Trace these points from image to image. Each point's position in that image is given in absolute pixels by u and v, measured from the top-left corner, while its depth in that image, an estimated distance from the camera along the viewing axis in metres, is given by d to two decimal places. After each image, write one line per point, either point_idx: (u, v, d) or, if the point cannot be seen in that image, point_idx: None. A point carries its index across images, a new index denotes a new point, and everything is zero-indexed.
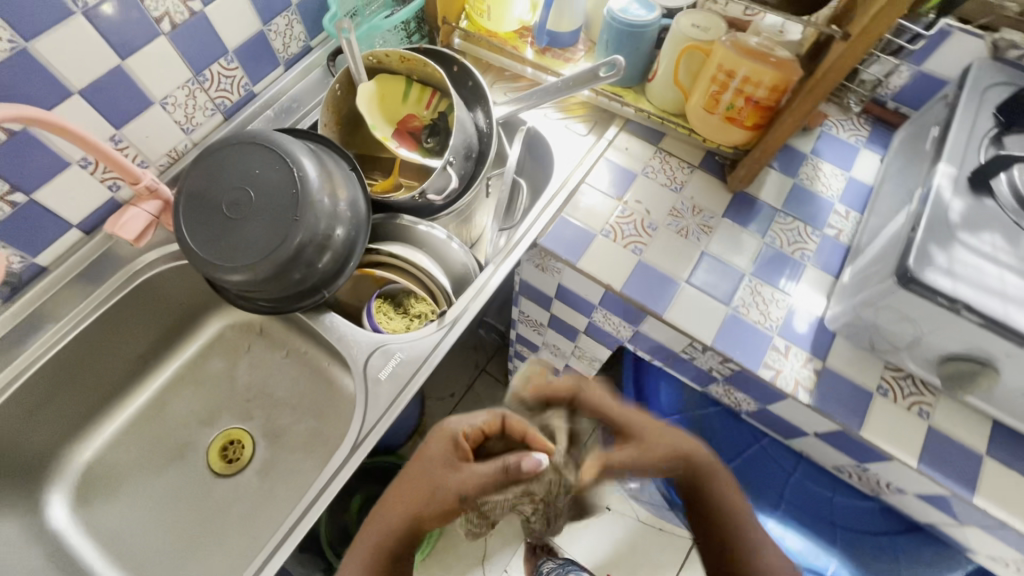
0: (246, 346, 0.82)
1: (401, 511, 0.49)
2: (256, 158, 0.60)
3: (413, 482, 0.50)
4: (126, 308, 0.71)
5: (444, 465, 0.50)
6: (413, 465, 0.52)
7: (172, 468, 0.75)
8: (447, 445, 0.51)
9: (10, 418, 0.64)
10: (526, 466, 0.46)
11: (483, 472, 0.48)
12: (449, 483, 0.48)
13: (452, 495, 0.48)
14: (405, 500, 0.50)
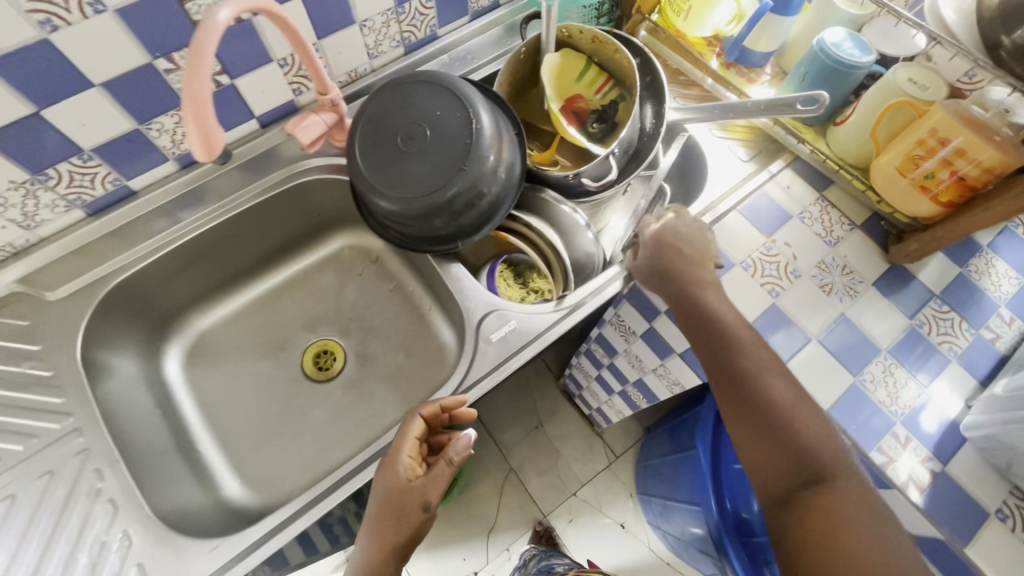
0: (359, 270, 0.86)
1: (384, 552, 0.56)
2: (439, 99, 0.62)
3: (384, 520, 0.56)
4: (274, 205, 0.75)
5: (396, 489, 0.56)
6: (375, 507, 0.57)
7: (269, 358, 0.80)
8: (391, 474, 0.57)
9: (157, 273, 0.70)
10: (462, 451, 0.56)
11: (433, 479, 0.56)
12: (410, 506, 0.55)
13: (417, 513, 0.55)
14: (381, 536, 0.56)
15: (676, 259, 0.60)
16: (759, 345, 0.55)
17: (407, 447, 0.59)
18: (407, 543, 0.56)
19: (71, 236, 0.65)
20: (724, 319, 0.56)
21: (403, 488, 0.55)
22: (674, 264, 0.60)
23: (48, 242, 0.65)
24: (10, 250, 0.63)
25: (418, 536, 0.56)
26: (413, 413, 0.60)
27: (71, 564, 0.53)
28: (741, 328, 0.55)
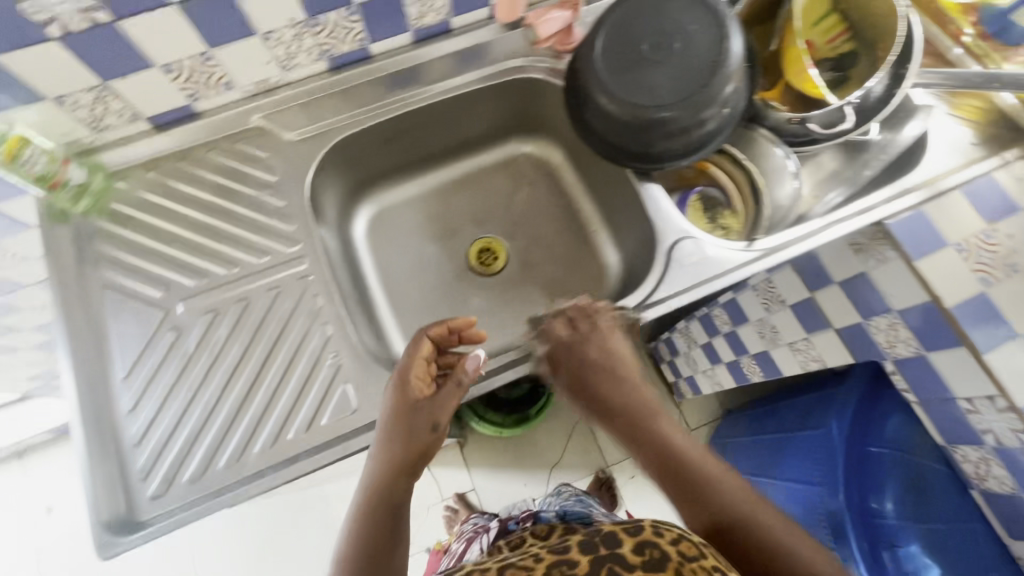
0: (531, 180, 0.88)
1: (391, 470, 0.54)
2: (693, 14, 0.61)
3: (392, 438, 0.54)
4: (481, 99, 0.78)
5: (403, 410, 0.55)
6: (382, 425, 0.56)
7: (439, 244, 0.85)
8: (399, 395, 0.56)
9: (369, 140, 0.75)
10: (472, 372, 0.57)
11: (444, 399, 0.56)
12: (416, 428, 0.54)
13: (425, 432, 0.55)
14: (385, 457, 0.54)
15: (598, 359, 0.60)
16: (688, 441, 0.56)
17: (415, 366, 0.57)
18: (416, 463, 0.55)
19: (311, 85, 0.70)
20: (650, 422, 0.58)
21: (410, 408, 0.55)
22: (598, 372, 0.60)
23: (291, 87, 0.70)
24: (262, 87, 0.69)
25: (427, 456, 0.55)
26: (418, 334, 0.58)
27: (289, 368, 0.60)
28: (672, 429, 0.57)
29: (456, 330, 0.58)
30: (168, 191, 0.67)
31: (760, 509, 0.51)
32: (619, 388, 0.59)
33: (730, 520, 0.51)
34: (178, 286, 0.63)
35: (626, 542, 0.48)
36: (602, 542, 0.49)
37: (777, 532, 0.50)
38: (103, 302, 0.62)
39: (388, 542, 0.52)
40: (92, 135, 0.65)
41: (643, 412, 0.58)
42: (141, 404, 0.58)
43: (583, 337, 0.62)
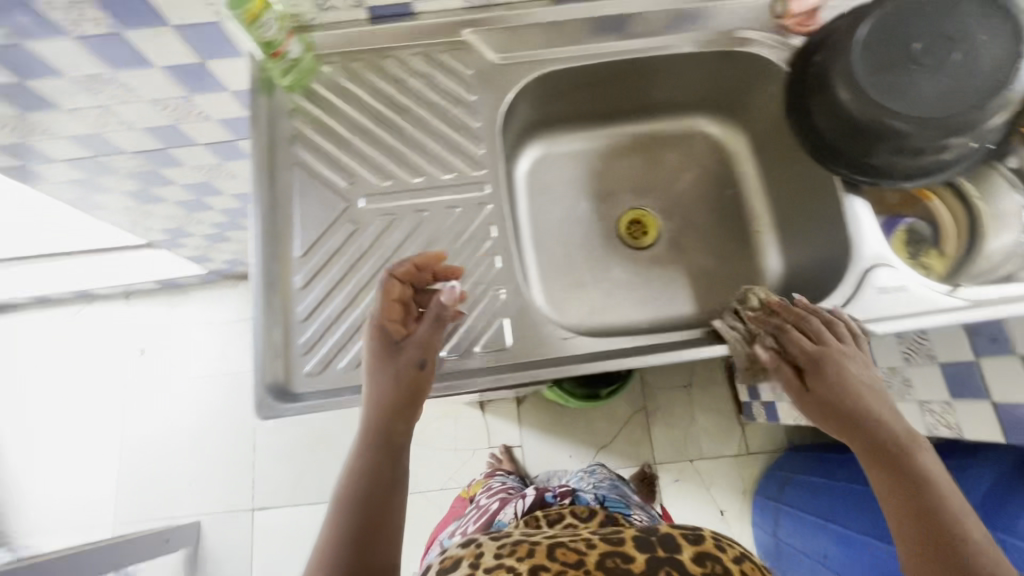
0: (704, 161, 0.83)
1: (384, 412, 0.53)
2: (979, 30, 0.57)
3: (378, 383, 0.53)
4: (689, 64, 0.73)
5: (384, 352, 0.54)
6: (365, 373, 0.55)
7: (593, 203, 0.82)
8: (373, 340, 0.55)
9: (566, 80, 0.72)
10: (449, 302, 0.56)
11: (421, 335, 0.55)
12: (399, 367, 0.53)
13: (411, 368, 0.54)
14: (376, 401, 0.53)
15: (820, 354, 0.54)
16: (900, 438, 0.50)
17: (382, 310, 0.55)
18: (410, 401, 0.54)
19: (527, 10, 0.68)
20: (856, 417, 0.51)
21: (389, 352, 0.54)
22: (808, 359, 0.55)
23: (509, 7, 0.68)
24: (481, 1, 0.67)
25: (418, 393, 0.54)
26: (384, 276, 0.56)
27: (454, 288, 0.61)
28: (889, 439, 0.50)
29: (425, 266, 0.57)
30: (367, 85, 0.67)
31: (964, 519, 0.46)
32: (857, 400, 0.51)
33: (927, 528, 0.46)
34: (364, 182, 0.64)
35: (686, 549, 0.50)
36: (659, 543, 0.51)
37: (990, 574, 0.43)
38: (292, 178, 0.63)
39: (390, 488, 0.51)
40: (314, 11, 0.64)
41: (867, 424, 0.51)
42: (312, 285, 0.60)
43: (794, 328, 0.58)
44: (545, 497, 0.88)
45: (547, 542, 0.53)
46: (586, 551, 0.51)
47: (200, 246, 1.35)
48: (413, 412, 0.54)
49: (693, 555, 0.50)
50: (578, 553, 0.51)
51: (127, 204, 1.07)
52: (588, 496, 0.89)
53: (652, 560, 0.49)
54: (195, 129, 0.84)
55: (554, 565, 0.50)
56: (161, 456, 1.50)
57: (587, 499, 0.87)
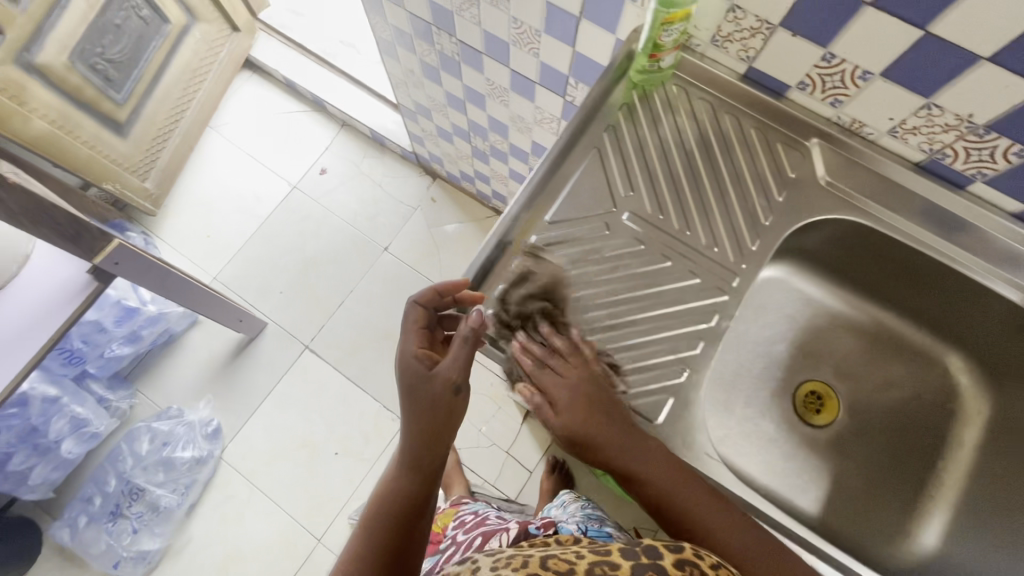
0: (925, 395, 0.76)
1: (419, 432, 0.57)
2: None
3: (417, 408, 0.58)
4: (994, 306, 0.66)
5: (418, 377, 0.58)
6: (404, 396, 0.59)
7: (792, 350, 0.78)
8: (407, 365, 0.60)
9: (868, 239, 0.68)
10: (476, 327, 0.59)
11: (448, 359, 0.59)
12: (435, 390, 0.58)
13: (445, 393, 0.58)
14: (414, 426, 0.57)
15: (584, 394, 0.57)
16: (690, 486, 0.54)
17: (413, 339, 0.61)
18: (442, 426, 0.58)
19: (881, 158, 0.65)
20: (642, 472, 0.54)
21: (422, 377, 0.58)
22: (594, 430, 0.56)
23: (869, 146, 0.65)
24: (850, 125, 0.65)
25: (450, 417, 0.58)
26: (411, 308, 0.62)
27: (650, 340, 0.61)
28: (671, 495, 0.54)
29: (449, 292, 0.62)
30: (696, 125, 0.68)
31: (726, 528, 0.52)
32: (633, 451, 0.55)
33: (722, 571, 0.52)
34: (638, 201, 0.65)
35: (669, 555, 0.42)
36: (643, 553, 0.43)
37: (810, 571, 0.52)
38: (585, 157, 0.66)
39: (421, 511, 0.56)
40: (706, 42, 0.65)
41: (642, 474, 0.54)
42: (540, 251, 0.63)
43: (570, 380, 0.58)
44: (531, 527, 0.77)
45: (538, 553, 0.45)
46: (576, 559, 0.43)
47: (426, 132, 1.46)
48: (445, 434, 0.59)
49: (672, 560, 0.42)
50: (568, 563, 0.43)
51: (412, 69, 1.18)
52: (571, 526, 0.82)
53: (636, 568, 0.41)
54: (519, 56, 0.91)
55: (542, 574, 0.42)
56: (280, 256, 1.67)
57: (569, 530, 0.79)
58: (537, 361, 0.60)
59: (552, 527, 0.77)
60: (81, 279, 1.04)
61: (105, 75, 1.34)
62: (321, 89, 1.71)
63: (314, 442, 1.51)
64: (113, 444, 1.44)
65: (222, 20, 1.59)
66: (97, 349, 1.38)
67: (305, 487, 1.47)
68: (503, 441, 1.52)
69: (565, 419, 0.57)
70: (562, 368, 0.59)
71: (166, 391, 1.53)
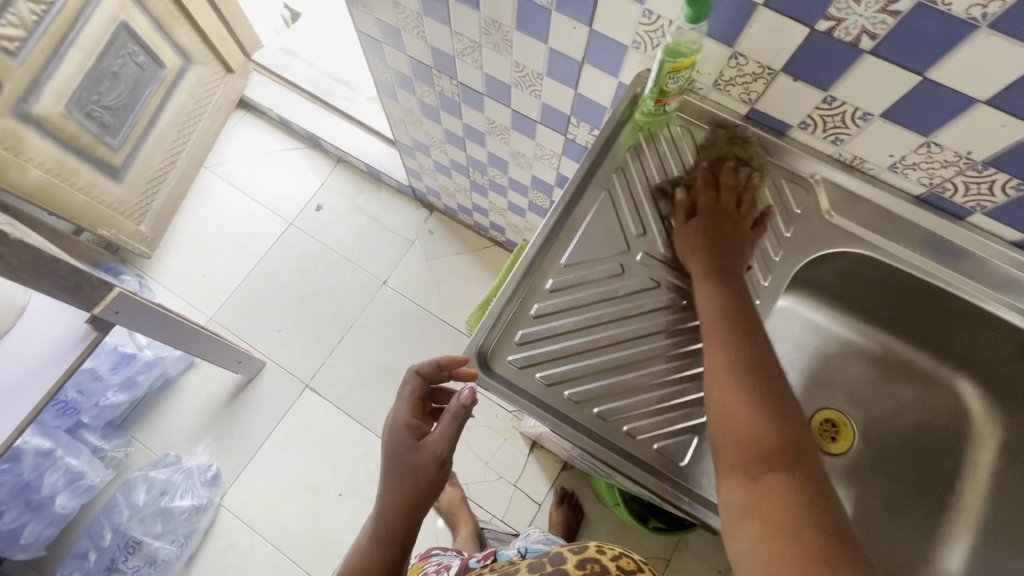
0: (938, 419, 0.77)
1: (399, 503, 0.59)
2: None
3: (397, 478, 0.60)
4: (1001, 333, 0.68)
5: (404, 450, 0.60)
6: (386, 463, 0.61)
7: (806, 380, 0.78)
8: (396, 434, 0.61)
9: (874, 271, 0.70)
10: (467, 403, 0.59)
11: (436, 435, 0.60)
12: (420, 464, 0.59)
13: (429, 468, 0.59)
14: (392, 495, 0.59)
15: (710, 224, 0.63)
16: (744, 337, 0.55)
17: (404, 407, 0.63)
18: (421, 499, 0.60)
19: (883, 192, 0.67)
20: (715, 295, 0.59)
21: (410, 448, 0.60)
22: (701, 247, 0.62)
23: (870, 181, 0.67)
24: (851, 162, 0.67)
25: (431, 492, 0.59)
26: (409, 374, 0.63)
27: (672, 380, 0.61)
28: (719, 327, 0.57)
29: (446, 366, 0.62)
30: (703, 165, 0.70)
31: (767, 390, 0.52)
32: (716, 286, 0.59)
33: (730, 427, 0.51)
34: (652, 241, 0.66)
35: (569, 558, 0.54)
36: (548, 562, 0.55)
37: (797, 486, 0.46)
38: (596, 199, 0.68)
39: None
40: (708, 85, 0.67)
41: (720, 310, 0.58)
42: (558, 294, 0.64)
43: (710, 213, 0.64)
44: (471, 562, 0.78)
45: None
46: None
47: (424, 167, 1.48)
48: (424, 506, 0.60)
49: (575, 562, 0.54)
50: None
51: (412, 108, 1.20)
52: (511, 551, 0.75)
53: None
54: (521, 97, 0.93)
55: None
56: (277, 293, 1.66)
57: (507, 556, 0.73)
58: (701, 181, 0.66)
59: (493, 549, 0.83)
60: (80, 329, 1.00)
61: (101, 121, 1.34)
62: (315, 126, 1.73)
63: (316, 483, 1.48)
64: (108, 496, 1.39)
65: (217, 62, 1.60)
66: (92, 399, 1.35)
67: (309, 531, 1.43)
68: (510, 474, 1.49)
69: (684, 225, 0.64)
70: (713, 196, 0.65)
71: (162, 438, 1.49)
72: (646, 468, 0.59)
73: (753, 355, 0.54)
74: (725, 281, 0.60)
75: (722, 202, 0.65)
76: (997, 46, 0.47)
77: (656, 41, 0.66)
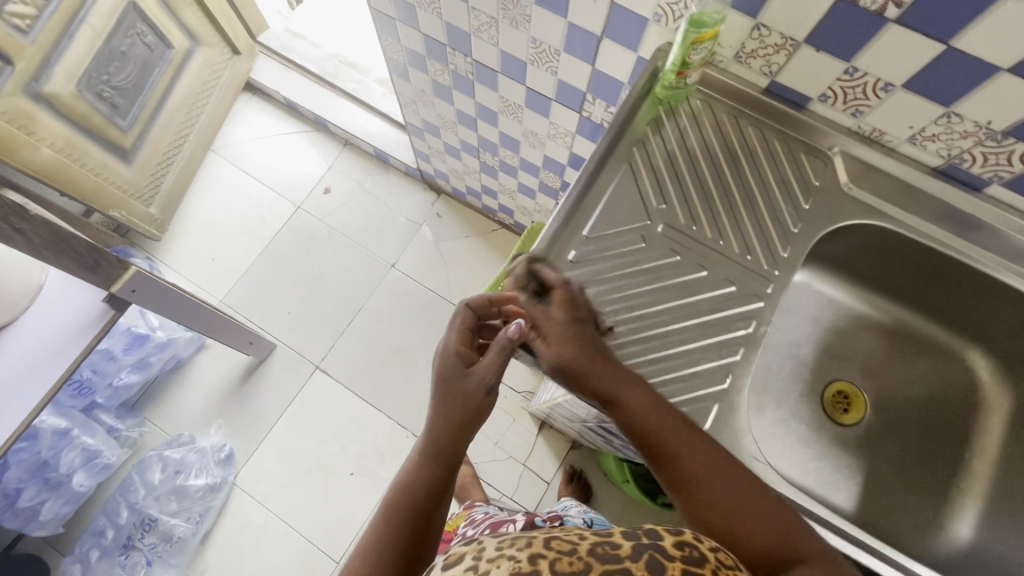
0: (950, 390, 0.78)
1: (447, 425, 0.60)
2: None
3: (447, 400, 0.61)
4: (1012, 302, 0.69)
5: (454, 374, 0.62)
6: (437, 386, 0.63)
7: (820, 352, 0.80)
8: (446, 359, 0.63)
9: (890, 243, 0.71)
10: (515, 336, 0.60)
11: (484, 363, 0.61)
12: (467, 388, 0.60)
13: (477, 394, 0.60)
14: (439, 416, 0.61)
15: (584, 336, 0.58)
16: (679, 434, 0.54)
17: (455, 336, 0.65)
18: (467, 423, 0.60)
19: (901, 163, 0.68)
20: (642, 439, 0.55)
21: (459, 375, 0.62)
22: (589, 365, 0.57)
23: (888, 153, 0.68)
24: (869, 134, 0.68)
25: (478, 417, 0.61)
26: (462, 307, 0.67)
27: (693, 348, 0.63)
28: (652, 431, 0.54)
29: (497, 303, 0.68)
30: (724, 138, 0.70)
31: (716, 481, 0.53)
32: (634, 409, 0.55)
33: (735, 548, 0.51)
34: (673, 213, 0.67)
35: (667, 537, 0.39)
36: (644, 534, 0.39)
37: (814, 563, 0.49)
38: (617, 173, 0.68)
39: (436, 502, 0.58)
40: (729, 58, 0.68)
41: (649, 429, 0.55)
42: (581, 265, 0.65)
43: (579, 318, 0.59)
44: (539, 522, 0.86)
45: (541, 535, 0.40)
46: (578, 540, 0.38)
47: (433, 149, 1.48)
48: (468, 432, 0.61)
49: (673, 543, 0.38)
50: (571, 543, 0.38)
51: (424, 89, 1.20)
52: (576, 520, 0.90)
53: (637, 546, 0.37)
54: (536, 75, 0.93)
55: (549, 554, 0.37)
56: (286, 276, 1.67)
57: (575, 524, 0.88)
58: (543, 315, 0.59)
59: (558, 518, 0.86)
60: (98, 307, 1.01)
61: (111, 102, 1.34)
62: (322, 109, 1.73)
63: (328, 463, 1.49)
64: (124, 474, 1.41)
65: (224, 43, 1.59)
66: (106, 378, 1.36)
67: (321, 508, 1.45)
68: (519, 453, 1.52)
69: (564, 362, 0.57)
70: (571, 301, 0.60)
71: (175, 418, 1.50)
72: None
73: (697, 455, 0.54)
74: (638, 388, 0.56)
75: (580, 321, 0.59)
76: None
77: (678, 13, 0.66)
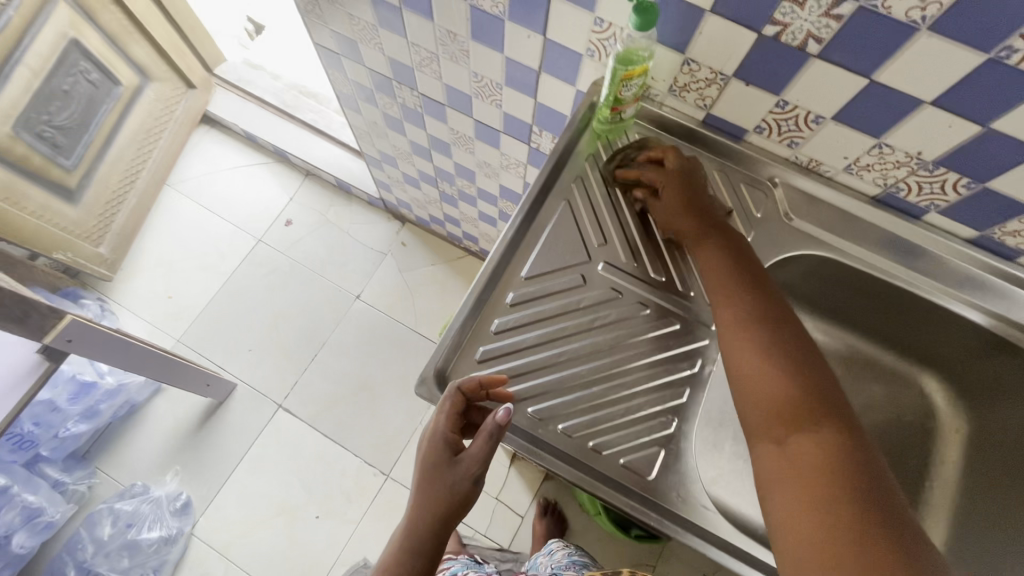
0: (908, 418, 0.77)
1: (428, 515, 0.54)
2: None
3: (431, 489, 0.54)
4: (959, 329, 0.68)
5: (441, 465, 0.54)
6: (421, 475, 0.55)
7: None
8: (432, 449, 0.55)
9: (834, 271, 0.70)
10: (503, 422, 0.53)
11: (471, 451, 0.54)
12: (454, 481, 0.54)
13: (463, 485, 0.54)
14: (421, 505, 0.54)
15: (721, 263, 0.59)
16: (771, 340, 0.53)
17: (441, 419, 0.56)
18: (453, 514, 0.54)
19: (841, 192, 0.67)
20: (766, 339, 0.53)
21: (444, 466, 0.54)
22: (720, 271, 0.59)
23: (828, 182, 0.67)
24: (807, 165, 0.67)
25: (464, 507, 0.54)
26: (451, 388, 0.56)
27: (637, 392, 0.60)
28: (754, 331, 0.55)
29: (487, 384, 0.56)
30: None
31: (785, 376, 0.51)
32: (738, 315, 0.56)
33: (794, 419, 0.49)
34: (613, 251, 0.65)
35: None
36: None
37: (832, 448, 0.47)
38: (555, 210, 0.66)
39: None
40: (664, 92, 0.67)
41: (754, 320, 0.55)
42: (519, 309, 0.62)
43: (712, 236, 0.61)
44: None
45: None
46: None
47: (392, 178, 1.46)
48: (454, 520, 0.55)
49: None
50: None
51: (375, 121, 1.18)
52: None
53: None
54: (482, 107, 0.91)
55: None
56: (246, 312, 1.61)
57: None
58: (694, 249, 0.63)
59: None
60: (31, 360, 0.93)
61: (52, 142, 1.30)
62: (281, 140, 1.70)
63: (293, 506, 1.43)
64: (73, 531, 1.33)
65: (176, 78, 1.56)
66: (51, 431, 1.29)
67: (285, 555, 1.39)
68: (491, 487, 1.47)
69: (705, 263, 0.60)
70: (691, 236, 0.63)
71: (130, 467, 1.43)
72: (612, 484, 0.57)
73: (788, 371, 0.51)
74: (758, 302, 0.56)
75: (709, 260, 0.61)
76: (939, 49, 0.47)
77: (609, 49, 0.66)
